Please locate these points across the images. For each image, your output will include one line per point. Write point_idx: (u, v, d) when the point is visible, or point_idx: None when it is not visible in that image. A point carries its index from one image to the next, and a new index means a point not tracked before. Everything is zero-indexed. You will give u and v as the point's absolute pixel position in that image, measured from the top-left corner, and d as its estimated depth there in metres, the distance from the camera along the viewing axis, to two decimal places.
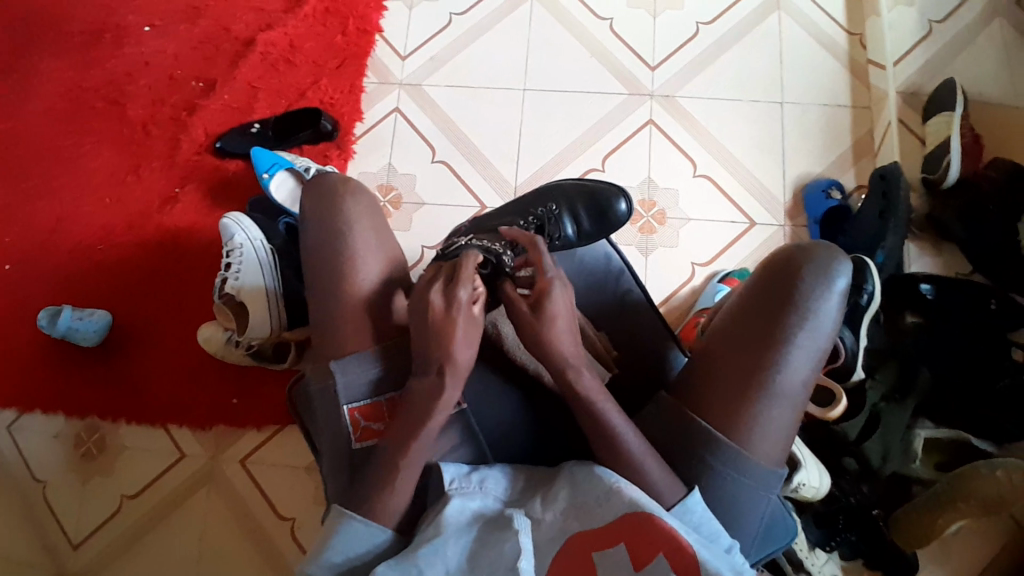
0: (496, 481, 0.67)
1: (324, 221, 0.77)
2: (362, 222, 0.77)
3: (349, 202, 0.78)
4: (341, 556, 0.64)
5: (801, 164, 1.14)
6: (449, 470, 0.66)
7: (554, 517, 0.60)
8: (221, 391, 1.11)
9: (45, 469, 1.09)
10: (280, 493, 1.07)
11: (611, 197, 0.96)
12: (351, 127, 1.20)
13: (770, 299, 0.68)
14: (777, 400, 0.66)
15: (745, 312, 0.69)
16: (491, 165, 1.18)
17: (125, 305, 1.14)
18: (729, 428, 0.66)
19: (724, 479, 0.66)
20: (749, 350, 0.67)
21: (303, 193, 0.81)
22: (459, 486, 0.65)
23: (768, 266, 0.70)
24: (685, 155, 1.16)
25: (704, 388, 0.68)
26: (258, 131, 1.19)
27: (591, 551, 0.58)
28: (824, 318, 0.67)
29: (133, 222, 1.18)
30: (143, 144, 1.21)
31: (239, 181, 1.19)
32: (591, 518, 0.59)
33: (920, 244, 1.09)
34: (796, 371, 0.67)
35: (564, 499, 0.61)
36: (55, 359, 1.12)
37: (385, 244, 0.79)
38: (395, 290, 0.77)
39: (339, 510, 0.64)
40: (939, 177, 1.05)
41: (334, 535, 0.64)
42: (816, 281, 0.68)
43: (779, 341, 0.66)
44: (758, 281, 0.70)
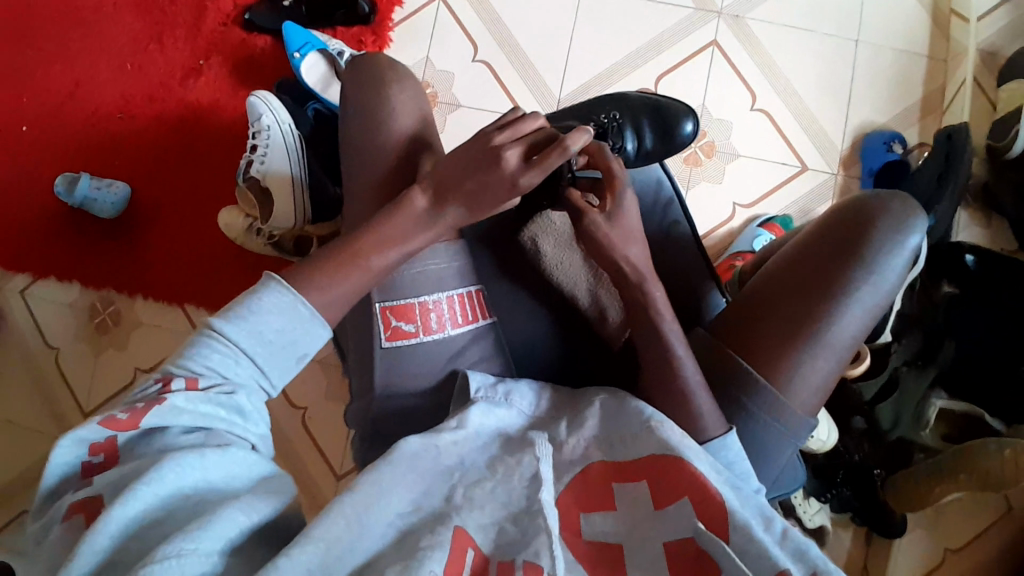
0: (522, 395, 0.64)
1: (368, 108, 0.68)
2: (407, 113, 0.69)
3: (394, 89, 0.69)
4: (262, 324, 0.51)
5: (865, 110, 1.07)
6: (475, 378, 0.64)
7: (585, 445, 0.58)
8: (238, 278, 1.09)
9: (59, 338, 1.09)
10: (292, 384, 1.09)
11: (679, 116, 0.91)
12: (389, 11, 1.11)
13: (838, 247, 0.66)
14: (828, 349, 0.64)
15: (809, 256, 0.66)
16: (536, 72, 1.10)
17: (143, 179, 1.10)
18: (773, 371, 0.63)
19: (757, 420, 0.64)
20: (807, 295, 0.65)
21: (345, 75, 0.71)
22: (485, 395, 0.63)
23: (837, 214, 0.68)
24: (744, 86, 1.08)
25: (752, 327, 0.65)
26: (290, 5, 1.09)
27: (611, 481, 0.55)
28: (888, 275, 0.65)
29: (154, 92, 1.12)
30: (167, 5, 1.13)
31: (267, 58, 1.11)
32: (620, 454, 0.57)
33: (971, 213, 1.04)
34: (852, 323, 0.64)
35: (597, 429, 0.59)
36: (71, 227, 1.10)
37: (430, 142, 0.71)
38: None
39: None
40: (1005, 146, 0.98)
41: (257, 300, 0.51)
42: (888, 236, 0.65)
43: (840, 289, 0.64)
44: (826, 229, 0.67)
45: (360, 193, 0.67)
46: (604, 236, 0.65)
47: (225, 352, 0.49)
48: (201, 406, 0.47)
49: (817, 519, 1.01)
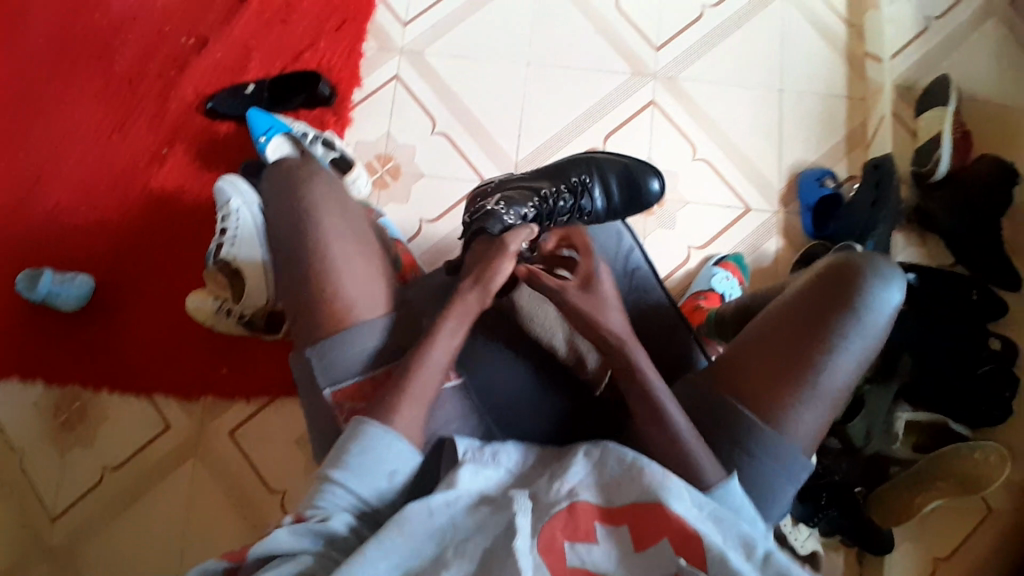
0: (509, 454, 0.65)
1: (288, 210, 0.76)
2: (330, 215, 0.76)
3: (310, 188, 0.77)
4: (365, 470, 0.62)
5: (797, 152, 1.16)
6: (462, 442, 0.65)
7: (577, 485, 0.59)
8: (209, 361, 1.08)
9: (21, 438, 1.05)
10: (269, 463, 1.06)
11: (646, 175, 0.97)
12: (348, 93, 1.17)
13: (830, 300, 0.68)
14: (821, 397, 0.66)
15: (799, 308, 0.69)
16: (492, 139, 1.16)
17: (108, 268, 1.10)
18: (766, 414, 0.66)
19: (754, 465, 0.66)
20: (797, 346, 0.67)
21: (265, 185, 0.81)
22: (472, 457, 0.64)
23: (825, 267, 0.70)
24: (686, 138, 1.17)
25: (748, 375, 0.68)
26: (252, 91, 1.14)
27: (592, 520, 0.56)
28: (874, 327, 0.68)
29: (117, 182, 1.13)
30: (128, 100, 1.16)
31: (230, 144, 1.14)
32: (611, 499, 0.58)
33: (906, 236, 1.12)
34: (839, 374, 0.67)
35: (598, 475, 0.60)
36: (33, 322, 1.07)
37: (355, 226, 0.77)
38: (370, 269, 0.76)
39: (357, 421, 0.64)
40: (929, 170, 1.09)
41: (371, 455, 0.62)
42: (874, 289, 0.68)
43: (828, 341, 0.67)
44: (814, 280, 0.70)
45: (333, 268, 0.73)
46: (578, 305, 0.67)
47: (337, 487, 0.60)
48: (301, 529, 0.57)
49: (809, 545, 0.98)
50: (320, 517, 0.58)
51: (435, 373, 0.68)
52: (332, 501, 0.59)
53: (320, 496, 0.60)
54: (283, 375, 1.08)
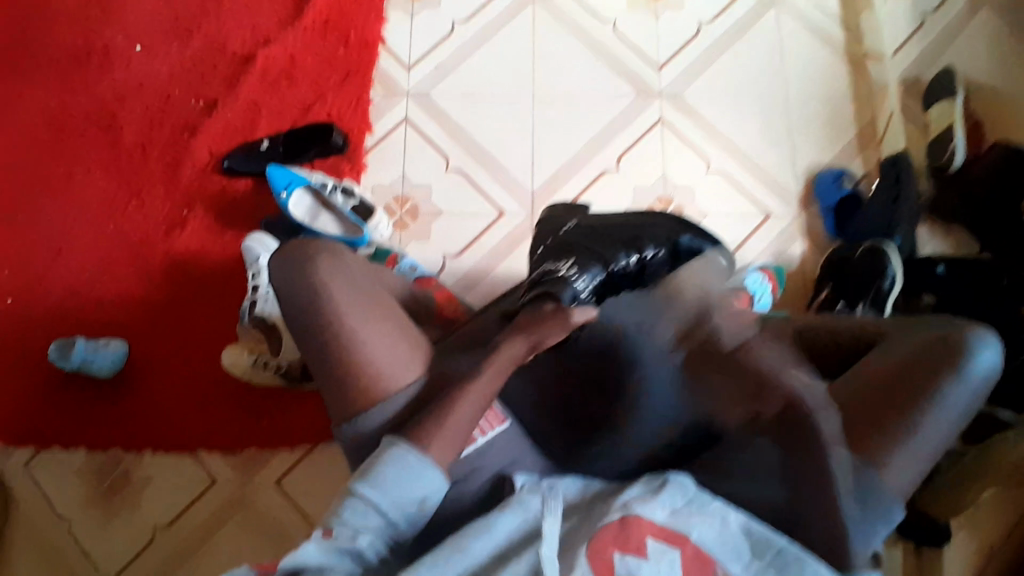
0: (565, 485, 0.69)
1: (299, 292, 0.77)
2: (336, 281, 0.77)
3: (317, 265, 0.78)
4: (384, 480, 0.67)
5: (808, 156, 1.17)
6: (519, 478, 0.71)
7: (641, 504, 0.63)
8: (247, 414, 1.09)
9: (68, 506, 1.05)
10: (315, 509, 1.05)
11: (713, 252, 0.93)
12: (360, 139, 1.19)
13: (938, 359, 0.68)
14: (921, 449, 0.65)
15: (907, 367, 0.68)
16: (506, 171, 1.18)
17: (141, 332, 1.11)
18: (864, 462, 0.65)
19: (843, 510, 0.64)
20: (903, 403, 0.66)
21: (275, 256, 0.81)
22: (529, 488, 0.68)
23: (931, 330, 0.70)
24: (696, 154, 1.18)
25: (851, 421, 0.67)
26: (268, 147, 1.16)
27: (646, 535, 0.60)
28: (976, 391, 0.68)
29: (143, 248, 1.15)
30: (146, 168, 1.18)
31: (249, 200, 1.16)
32: (679, 525, 0.62)
33: (930, 227, 1.12)
34: (939, 432, 0.66)
35: (668, 503, 0.63)
36: (71, 392, 1.08)
37: (368, 295, 0.79)
38: (394, 334, 0.77)
39: (389, 441, 0.69)
40: (944, 163, 1.10)
41: (384, 465, 0.67)
42: (981, 355, 0.68)
43: (934, 399, 0.66)
44: (919, 341, 0.70)
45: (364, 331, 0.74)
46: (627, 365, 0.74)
47: (363, 509, 0.65)
48: (329, 552, 0.62)
49: None
50: (348, 536, 0.63)
51: (473, 407, 0.73)
52: (359, 517, 0.65)
53: (347, 510, 0.65)
54: (322, 421, 1.08)
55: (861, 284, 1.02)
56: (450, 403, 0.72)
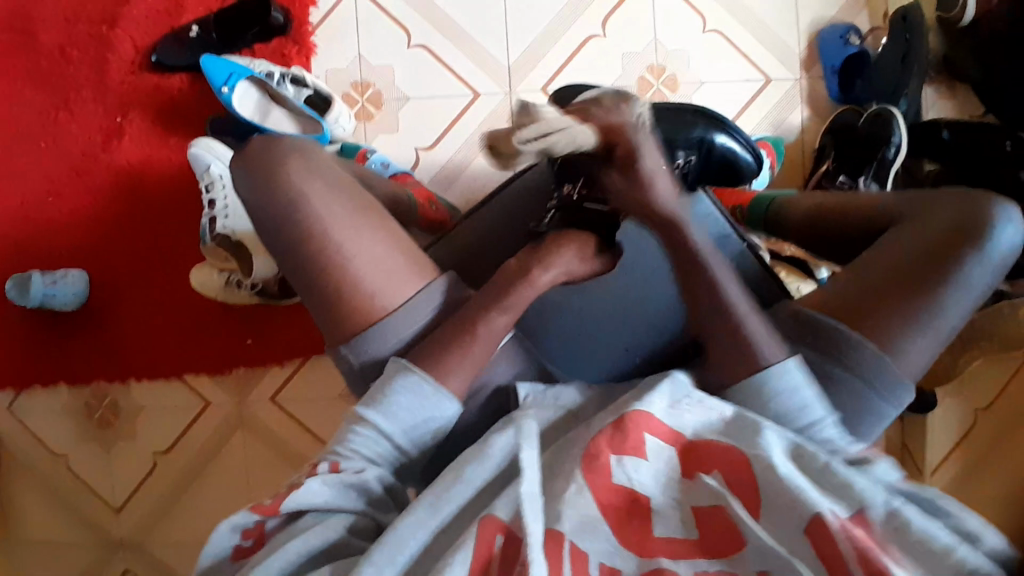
0: (569, 394, 0.68)
1: (268, 201, 0.69)
2: (312, 185, 0.69)
3: (286, 167, 0.70)
4: (397, 407, 0.62)
5: (814, 7, 1.04)
6: (523, 387, 0.68)
7: (642, 399, 0.58)
8: (232, 333, 1.04)
9: (63, 444, 1.04)
10: (316, 421, 1.05)
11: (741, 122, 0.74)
12: (305, 15, 1.03)
13: (952, 235, 0.67)
14: (937, 332, 0.66)
15: (931, 245, 0.67)
16: (478, 44, 1.04)
17: (99, 259, 1.02)
18: (890, 345, 0.66)
19: (853, 387, 0.66)
20: (929, 280, 0.66)
21: (240, 153, 0.73)
22: (534, 398, 0.67)
23: (956, 205, 0.69)
24: (692, 10, 1.04)
25: (870, 309, 0.67)
26: (199, 35, 1.00)
27: (643, 432, 0.56)
28: (997, 269, 0.67)
29: (79, 165, 1.02)
30: (62, 68, 1.02)
31: (190, 99, 1.02)
32: (675, 422, 0.58)
33: (938, 88, 1.04)
34: (957, 310, 0.67)
35: (668, 394, 0.60)
36: (40, 330, 1.02)
37: (348, 197, 0.71)
38: (382, 237, 0.70)
39: (397, 363, 0.63)
40: (955, 16, 0.99)
41: (394, 388, 0.63)
42: (1006, 232, 0.67)
43: (956, 277, 0.66)
44: (948, 213, 0.69)
45: (349, 253, 0.68)
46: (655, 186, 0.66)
47: (372, 435, 0.62)
48: (336, 489, 0.58)
49: None
50: (355, 468, 0.60)
51: (480, 349, 0.65)
52: (367, 445, 0.62)
53: (354, 438, 0.62)
54: (312, 334, 1.04)
55: (865, 152, 0.97)
56: (468, 340, 0.65)
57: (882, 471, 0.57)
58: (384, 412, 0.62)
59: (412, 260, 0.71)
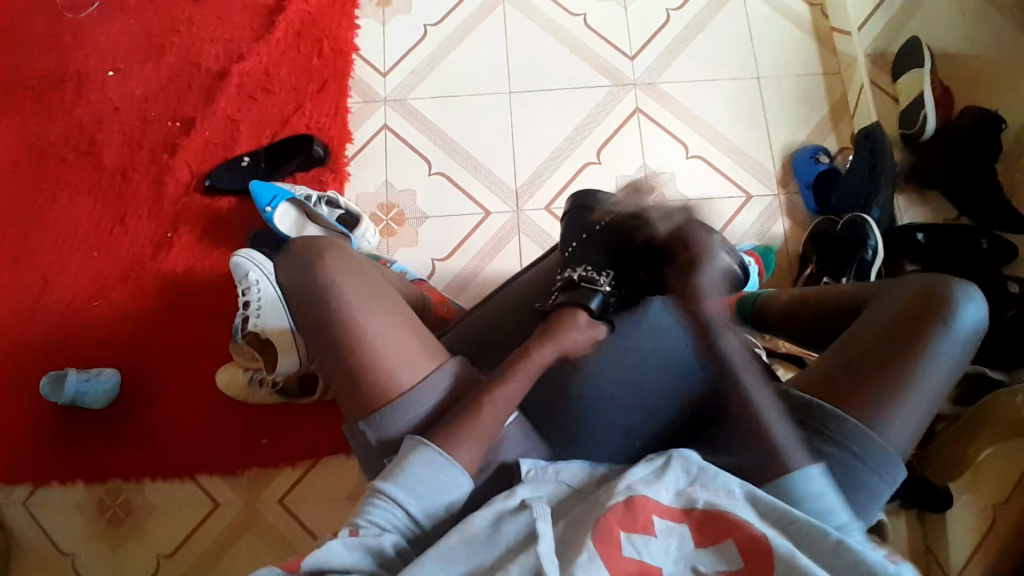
0: (571, 471, 0.66)
1: (308, 283, 0.76)
2: (347, 276, 0.76)
3: (328, 259, 0.77)
4: (415, 478, 0.63)
5: (785, 134, 1.19)
6: (526, 462, 0.66)
7: (648, 486, 0.60)
8: (250, 432, 1.08)
9: (69, 542, 1.03)
10: (322, 523, 1.04)
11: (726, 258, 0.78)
12: (341, 149, 1.18)
13: (919, 313, 0.71)
14: (913, 404, 0.68)
15: (898, 320, 0.71)
16: (489, 170, 1.18)
17: (133, 357, 1.10)
18: (869, 415, 0.67)
19: (851, 464, 0.66)
20: (903, 352, 0.69)
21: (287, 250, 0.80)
22: (536, 476, 0.65)
23: (919, 284, 0.73)
24: (676, 139, 1.19)
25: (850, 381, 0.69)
26: (249, 164, 1.16)
27: (651, 514, 0.57)
28: (966, 343, 0.70)
29: (128, 272, 1.13)
30: (126, 191, 1.17)
31: (233, 216, 1.15)
32: (684, 502, 0.59)
33: (907, 197, 1.14)
34: (933, 382, 0.69)
35: (673, 482, 0.61)
36: (68, 425, 1.07)
37: (374, 288, 0.77)
38: (402, 323, 0.74)
39: (413, 440, 0.65)
40: (917, 131, 1.11)
41: (413, 461, 0.64)
42: (968, 308, 0.71)
43: (930, 350, 0.69)
44: (910, 293, 0.73)
45: (375, 331, 0.72)
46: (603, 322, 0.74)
47: (390, 507, 0.61)
48: (355, 550, 0.58)
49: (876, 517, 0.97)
50: (374, 533, 0.60)
51: (487, 414, 0.67)
52: (386, 517, 0.61)
53: (373, 511, 0.61)
54: (327, 434, 1.07)
55: (846, 255, 1.03)
56: (480, 401, 0.68)
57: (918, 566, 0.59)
58: (401, 485, 0.62)
59: (435, 350, 0.75)
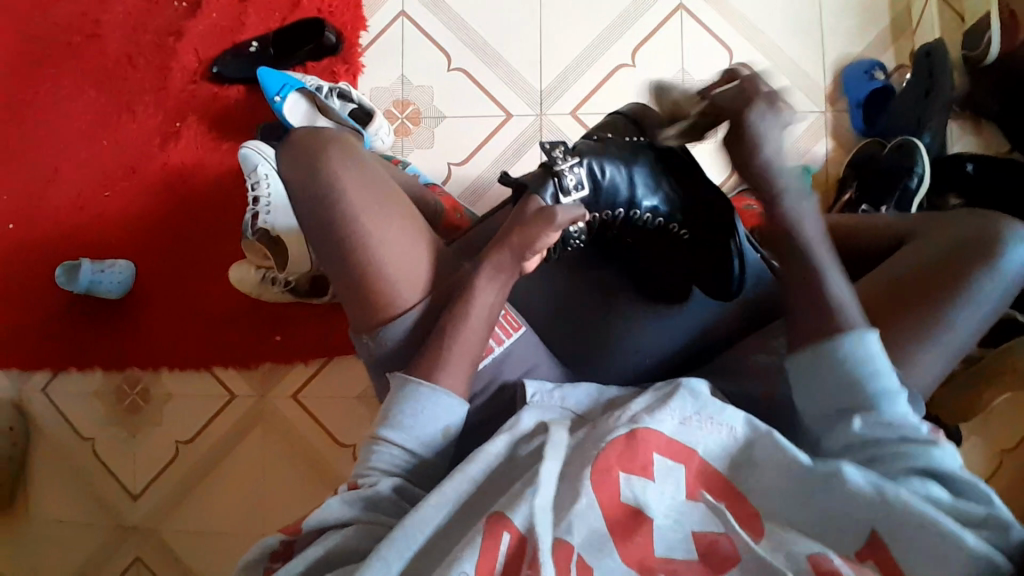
0: (576, 399, 0.68)
1: (307, 183, 0.71)
2: (349, 172, 0.70)
3: (330, 153, 0.71)
4: (406, 417, 0.64)
5: (839, 43, 1.08)
6: (531, 385, 0.68)
7: (650, 416, 0.59)
8: (262, 330, 1.09)
9: (93, 426, 1.08)
10: (335, 423, 1.07)
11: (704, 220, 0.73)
12: (355, 38, 1.10)
13: (966, 253, 0.67)
14: (942, 350, 0.65)
15: (940, 262, 0.67)
16: (512, 69, 1.10)
17: (144, 252, 1.09)
18: (898, 360, 0.64)
19: None
20: (942, 296, 0.65)
21: (286, 144, 0.75)
22: (540, 400, 0.67)
23: (968, 225, 0.69)
24: (719, 43, 1.09)
25: (884, 324, 0.66)
26: (257, 50, 1.08)
27: (652, 452, 0.56)
28: (1009, 289, 0.67)
29: (137, 163, 1.10)
30: (130, 76, 1.11)
31: (242, 108, 1.09)
32: (688, 438, 0.57)
33: (962, 124, 1.05)
34: (968, 328, 0.66)
35: (678, 410, 0.59)
36: (84, 316, 1.08)
37: (376, 185, 0.72)
38: (411, 231, 0.71)
39: (399, 378, 0.66)
40: (980, 53, 1.00)
41: (402, 401, 0.65)
42: (1018, 252, 0.66)
43: (972, 292, 0.65)
44: (957, 232, 0.69)
45: (380, 246, 0.69)
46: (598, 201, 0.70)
47: (388, 450, 0.64)
48: (353, 502, 0.61)
49: None
50: (371, 481, 0.62)
51: (477, 330, 0.68)
52: (386, 459, 0.64)
53: (374, 456, 0.64)
54: (339, 337, 1.08)
55: (889, 182, 0.97)
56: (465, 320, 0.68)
57: (949, 454, 0.56)
58: (394, 427, 0.64)
59: (434, 258, 0.72)
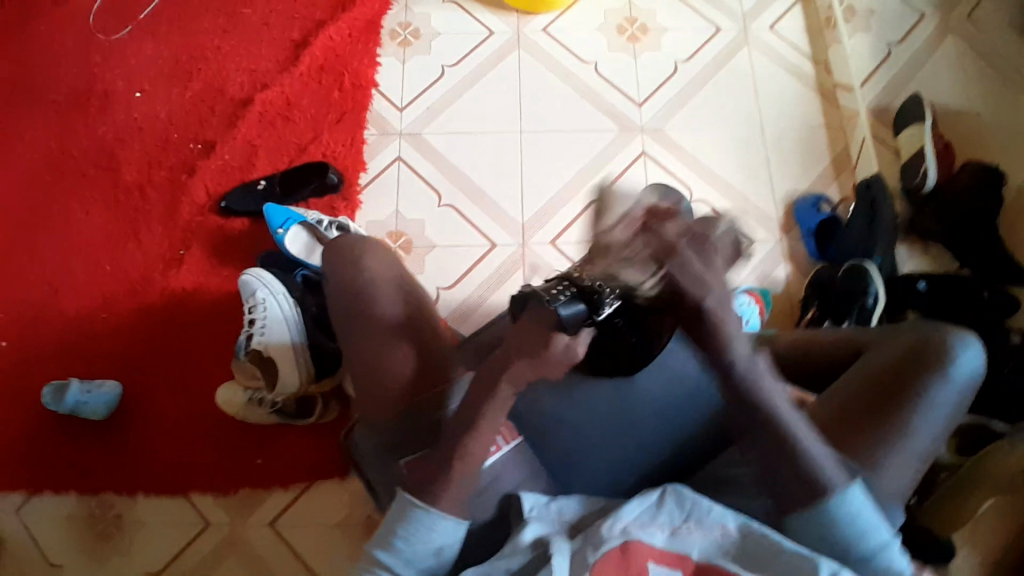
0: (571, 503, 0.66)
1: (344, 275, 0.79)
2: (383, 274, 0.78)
3: (372, 257, 0.79)
4: (407, 543, 0.63)
5: (787, 183, 1.22)
6: (528, 498, 0.66)
7: (642, 528, 0.59)
8: (244, 452, 1.06)
9: (56, 554, 1.01)
10: (312, 555, 1.02)
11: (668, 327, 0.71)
12: (355, 177, 1.22)
13: (914, 362, 0.70)
14: (907, 453, 0.67)
15: (894, 371, 0.71)
16: (496, 205, 1.21)
17: (133, 370, 1.10)
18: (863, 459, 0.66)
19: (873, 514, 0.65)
20: (898, 402, 0.69)
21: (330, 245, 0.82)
22: (539, 514, 0.65)
23: (912, 333, 0.73)
24: (682, 183, 1.22)
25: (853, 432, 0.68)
26: (264, 187, 1.19)
27: (648, 561, 0.57)
28: (962, 390, 0.70)
29: (137, 286, 1.15)
30: (142, 207, 1.20)
31: (245, 238, 1.17)
32: (679, 547, 0.58)
33: (910, 246, 1.16)
34: (929, 430, 0.68)
35: (668, 521, 0.60)
36: (62, 434, 1.07)
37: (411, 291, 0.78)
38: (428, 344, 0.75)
39: (402, 500, 0.64)
40: (917, 184, 1.14)
41: (404, 524, 0.63)
42: (964, 357, 0.70)
43: (922, 399, 0.68)
44: (904, 344, 0.73)
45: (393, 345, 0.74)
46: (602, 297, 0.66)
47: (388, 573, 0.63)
48: None
49: None
50: None
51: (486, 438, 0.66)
52: None
53: None
54: (322, 458, 1.06)
55: (845, 303, 1.03)
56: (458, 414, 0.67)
57: None
58: (392, 551, 0.63)
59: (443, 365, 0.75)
